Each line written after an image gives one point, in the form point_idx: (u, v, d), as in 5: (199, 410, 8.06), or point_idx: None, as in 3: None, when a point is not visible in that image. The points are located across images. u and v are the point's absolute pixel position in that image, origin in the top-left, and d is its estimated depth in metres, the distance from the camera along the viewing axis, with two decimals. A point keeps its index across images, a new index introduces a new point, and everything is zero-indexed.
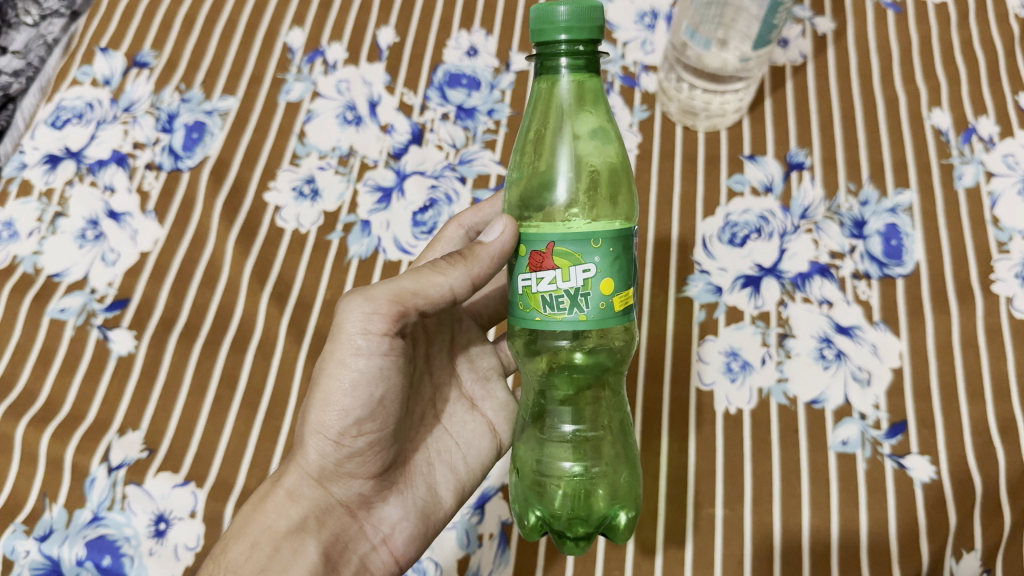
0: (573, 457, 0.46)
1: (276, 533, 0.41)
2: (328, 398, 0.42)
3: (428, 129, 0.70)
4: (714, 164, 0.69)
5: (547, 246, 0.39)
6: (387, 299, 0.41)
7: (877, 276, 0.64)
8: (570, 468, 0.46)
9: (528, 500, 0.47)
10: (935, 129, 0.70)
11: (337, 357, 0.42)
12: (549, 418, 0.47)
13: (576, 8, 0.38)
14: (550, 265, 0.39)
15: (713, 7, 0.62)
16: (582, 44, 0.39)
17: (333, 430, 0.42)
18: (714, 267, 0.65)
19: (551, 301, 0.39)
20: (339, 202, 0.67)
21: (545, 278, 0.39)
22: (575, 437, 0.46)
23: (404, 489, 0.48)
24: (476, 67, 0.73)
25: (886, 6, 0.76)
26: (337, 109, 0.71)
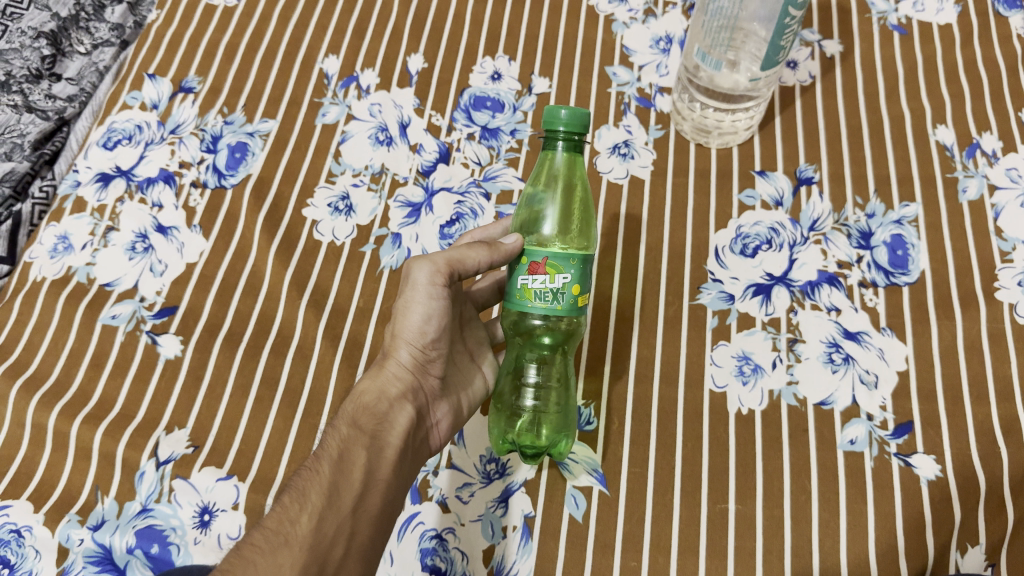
0: (534, 398, 0.60)
1: (388, 396, 0.53)
2: (412, 316, 0.55)
3: (455, 148, 0.75)
4: (726, 179, 0.73)
5: (542, 258, 0.51)
6: (444, 262, 0.54)
7: (884, 285, 0.67)
8: (529, 405, 0.60)
9: (501, 426, 0.61)
10: (940, 144, 0.73)
11: (413, 299, 0.55)
12: (523, 370, 0.60)
13: (574, 111, 0.51)
14: (543, 271, 0.51)
15: (725, 31, 0.65)
16: (576, 134, 0.53)
17: (416, 341, 0.56)
18: (726, 276, 0.68)
19: (537, 296, 0.52)
20: (372, 216, 0.71)
21: (539, 279, 0.51)
22: (539, 385, 0.60)
23: (451, 398, 0.60)
24: (500, 91, 0.78)
25: (892, 28, 0.81)
26: (370, 130, 0.75)
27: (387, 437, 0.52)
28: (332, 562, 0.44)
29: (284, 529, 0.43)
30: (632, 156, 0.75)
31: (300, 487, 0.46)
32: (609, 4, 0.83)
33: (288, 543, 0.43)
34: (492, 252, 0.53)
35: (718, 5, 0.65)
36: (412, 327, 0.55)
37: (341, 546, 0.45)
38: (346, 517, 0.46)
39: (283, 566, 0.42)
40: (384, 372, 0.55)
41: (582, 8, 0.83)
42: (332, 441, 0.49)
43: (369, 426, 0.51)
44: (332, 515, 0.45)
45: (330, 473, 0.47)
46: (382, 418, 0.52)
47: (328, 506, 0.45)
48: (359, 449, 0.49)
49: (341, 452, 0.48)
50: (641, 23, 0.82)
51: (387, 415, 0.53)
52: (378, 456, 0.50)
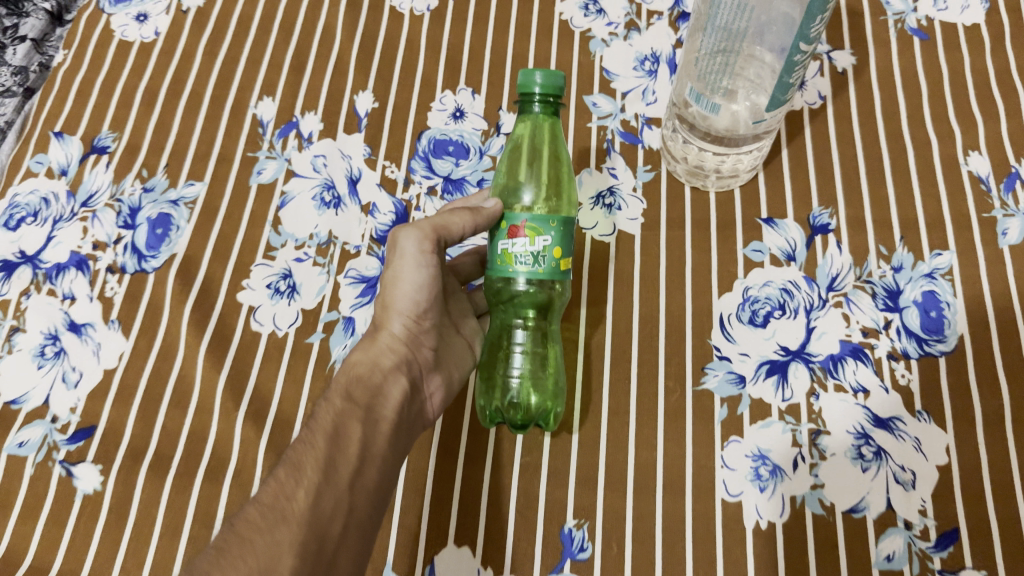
0: (520, 367, 0.55)
1: (381, 365, 0.50)
2: (402, 286, 0.52)
3: (414, 206, 0.65)
4: (729, 230, 0.63)
5: (520, 221, 0.49)
6: (430, 230, 0.52)
7: (918, 356, 0.58)
8: (516, 374, 0.55)
9: (489, 395, 0.56)
10: (973, 175, 0.64)
11: (401, 268, 0.52)
12: (509, 336, 0.55)
13: (549, 73, 0.50)
14: (522, 234, 0.49)
15: (721, 56, 0.55)
16: (552, 96, 0.51)
17: (410, 309, 0.52)
18: (735, 353, 0.58)
19: (518, 260, 0.49)
20: (319, 298, 0.60)
21: (519, 243, 0.49)
22: (525, 350, 0.55)
23: (448, 372, 0.55)
24: (463, 131, 0.68)
25: (911, 32, 0.70)
26: (314, 189, 0.65)
27: (381, 410, 0.48)
28: (331, 539, 0.42)
29: (280, 506, 0.41)
30: (619, 207, 0.65)
31: (294, 460, 0.43)
32: (585, 17, 0.72)
33: (285, 519, 0.40)
34: (473, 217, 0.51)
35: (712, 30, 0.55)
36: (406, 294, 0.52)
37: (340, 521, 0.42)
38: (343, 492, 0.43)
39: (281, 546, 0.39)
40: (376, 343, 0.51)
41: (554, 24, 0.72)
42: (324, 414, 0.46)
43: (362, 399, 0.47)
44: (329, 490, 0.42)
45: (324, 447, 0.44)
46: (376, 391, 0.48)
47: (325, 481, 0.42)
48: (354, 423, 0.46)
49: (335, 425, 0.45)
50: (622, 40, 0.71)
51: (381, 388, 0.49)
52: (374, 430, 0.46)
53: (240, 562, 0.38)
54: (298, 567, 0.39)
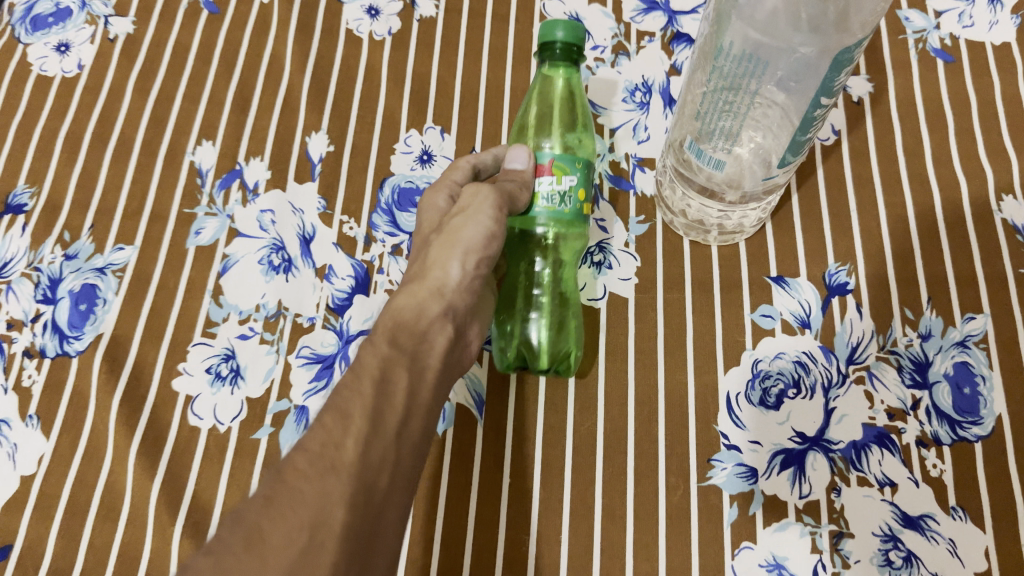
0: (540, 311, 0.54)
1: (435, 302, 0.42)
2: (467, 230, 0.45)
3: (376, 268, 0.56)
4: (734, 291, 0.56)
5: (547, 160, 0.49)
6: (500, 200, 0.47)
7: (950, 442, 0.51)
8: (536, 319, 0.54)
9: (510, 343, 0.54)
10: (1008, 224, 0.56)
11: (472, 217, 0.46)
12: (530, 283, 0.54)
13: (570, 27, 0.50)
14: (548, 173, 0.49)
15: (728, 95, 0.47)
16: (573, 46, 0.51)
17: (473, 245, 0.45)
18: (744, 442, 0.51)
19: (542, 199, 0.49)
20: (267, 383, 0.52)
21: (545, 182, 0.49)
22: (546, 297, 0.54)
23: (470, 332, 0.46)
24: (431, 178, 0.60)
25: (933, 53, 0.63)
26: (261, 251, 0.57)
27: (427, 357, 0.41)
28: (378, 494, 0.34)
29: (328, 456, 0.33)
30: (609, 265, 0.57)
31: (339, 406, 0.35)
32: None
33: (334, 468, 0.33)
34: (523, 179, 0.49)
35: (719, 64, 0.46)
36: (472, 235, 0.45)
37: (388, 475, 0.35)
38: (390, 444, 0.35)
39: (331, 497, 0.32)
40: (429, 283, 0.43)
41: (532, 48, 0.64)
42: (369, 357, 0.38)
43: (409, 345, 0.40)
44: (379, 441, 0.35)
45: (372, 390, 0.37)
46: (422, 333, 0.41)
47: (374, 431, 0.35)
48: (401, 370, 0.38)
49: (382, 370, 0.38)
50: (610, 67, 0.63)
51: (428, 330, 0.41)
52: (420, 381, 0.39)
53: (287, 516, 0.31)
54: (350, 524, 0.32)
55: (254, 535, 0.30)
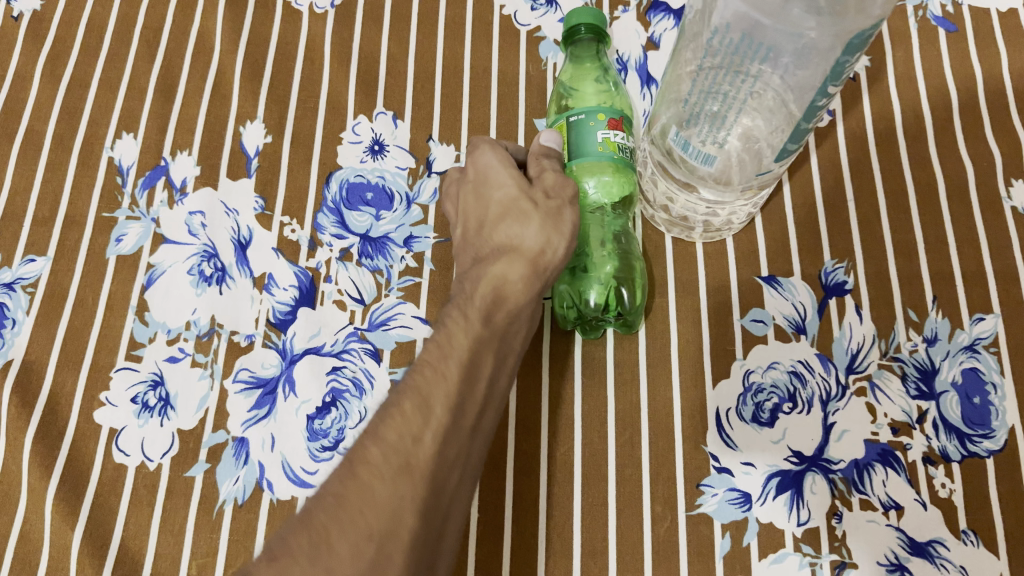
0: (610, 262, 0.49)
1: (536, 283, 0.42)
2: (560, 214, 0.44)
3: (323, 276, 0.50)
4: (722, 294, 0.50)
5: (617, 116, 0.47)
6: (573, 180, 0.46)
7: (960, 458, 0.46)
8: (609, 271, 0.49)
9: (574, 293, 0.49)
10: (1018, 212, 0.52)
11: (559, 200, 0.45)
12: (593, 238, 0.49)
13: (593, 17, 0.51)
14: (620, 127, 0.47)
15: (721, 74, 0.41)
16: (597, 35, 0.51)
17: (573, 234, 0.44)
18: (737, 464, 0.46)
19: (621, 150, 0.47)
20: (201, 413, 0.47)
21: (618, 134, 0.47)
22: (614, 250, 0.50)
23: None
24: (384, 171, 0.53)
25: (934, 21, 0.57)
26: (191, 259, 0.50)
27: (512, 340, 0.41)
28: (447, 492, 0.34)
29: (405, 447, 0.33)
30: None
31: (420, 389, 0.35)
32: (532, 12, 0.57)
33: (411, 467, 0.33)
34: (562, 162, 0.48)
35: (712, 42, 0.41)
36: (570, 217, 0.44)
37: (458, 472, 0.35)
38: (466, 438, 0.36)
39: (404, 500, 0.32)
40: (530, 265, 0.42)
41: (492, 20, 0.58)
42: (460, 335, 0.38)
43: (499, 327, 0.40)
44: (456, 435, 0.35)
45: (458, 377, 0.36)
46: (515, 315, 0.41)
47: (453, 424, 0.35)
48: (488, 354, 0.38)
49: (471, 353, 0.37)
50: None
51: (522, 312, 0.41)
52: (501, 364, 0.39)
53: (360, 520, 0.31)
54: (420, 531, 0.32)
55: (322, 541, 0.31)
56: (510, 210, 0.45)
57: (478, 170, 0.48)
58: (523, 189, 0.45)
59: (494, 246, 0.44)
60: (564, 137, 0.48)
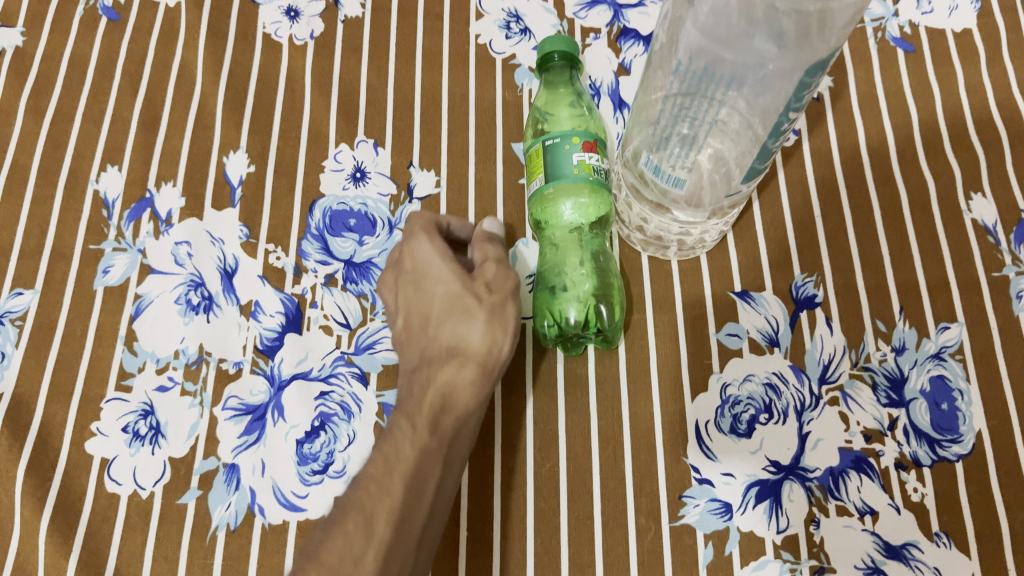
0: (587, 278, 0.50)
1: (485, 387, 0.44)
2: (504, 312, 0.46)
3: (309, 302, 0.51)
4: (698, 310, 0.52)
5: (591, 139, 0.49)
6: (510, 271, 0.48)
7: (930, 463, 0.48)
8: (586, 287, 0.50)
9: (553, 309, 0.50)
10: (978, 224, 0.54)
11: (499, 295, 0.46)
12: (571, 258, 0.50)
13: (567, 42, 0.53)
14: (594, 151, 0.49)
15: (691, 101, 0.43)
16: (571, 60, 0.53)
17: (517, 331, 0.46)
18: (717, 474, 0.48)
19: (596, 172, 0.48)
20: (191, 440, 0.47)
21: (593, 157, 0.48)
22: (591, 267, 0.50)
23: None
24: (366, 198, 0.54)
25: (893, 42, 0.60)
26: (178, 289, 0.51)
27: (461, 445, 0.43)
28: None
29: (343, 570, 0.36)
30: None
31: (361, 508, 0.38)
32: (507, 40, 0.59)
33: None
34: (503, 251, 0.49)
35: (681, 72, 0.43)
36: (511, 311, 0.46)
37: None
38: (410, 552, 0.38)
39: None
40: (478, 369, 0.44)
41: (468, 49, 0.59)
42: (406, 448, 0.41)
43: (448, 433, 0.42)
44: (399, 551, 0.38)
45: (401, 493, 0.39)
46: (463, 420, 0.43)
47: (395, 539, 0.38)
48: (434, 463, 0.41)
49: (416, 465, 0.40)
50: None
51: (469, 417, 0.44)
52: (450, 470, 0.42)
53: None
54: None
55: None
56: (454, 307, 0.46)
57: (415, 262, 0.48)
58: (465, 284, 0.46)
59: (442, 349, 0.45)
60: (540, 162, 0.49)
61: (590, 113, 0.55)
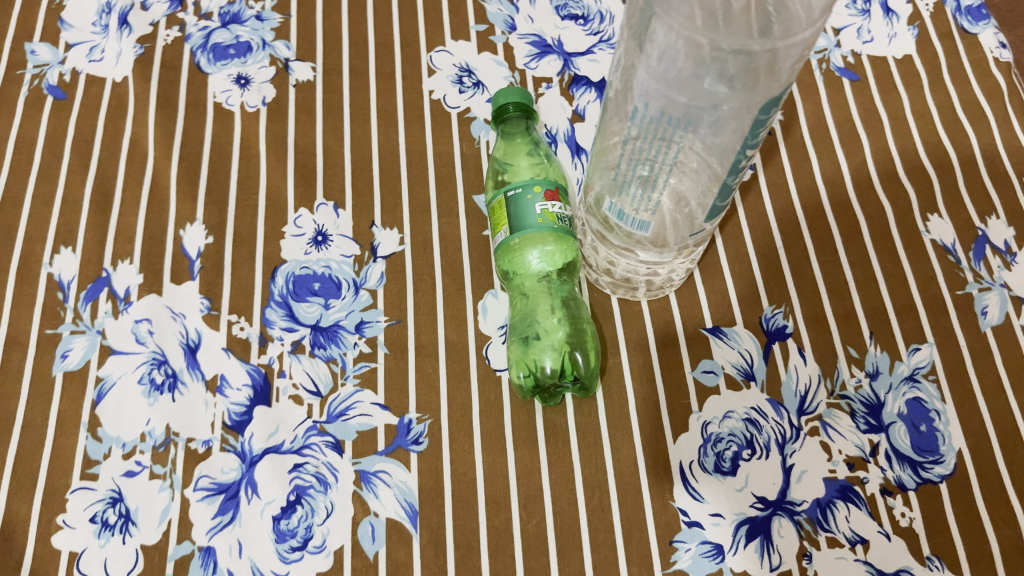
0: (559, 327, 0.50)
1: None
2: None
3: (277, 372, 0.50)
4: (672, 349, 0.52)
5: (553, 189, 0.49)
6: None
7: (915, 485, 0.48)
8: (559, 335, 0.49)
9: (527, 360, 0.49)
10: (938, 244, 0.55)
11: None
12: (541, 310, 0.50)
13: (521, 92, 0.53)
14: (556, 200, 0.49)
15: (647, 145, 0.43)
16: (525, 110, 0.53)
17: None
18: (705, 515, 0.47)
19: (559, 220, 0.48)
20: (163, 525, 0.46)
21: (555, 206, 0.48)
22: (562, 316, 0.50)
23: None
24: (330, 261, 0.54)
25: (838, 72, 0.61)
26: (140, 369, 0.50)
27: None
28: None
29: None
30: None
31: None
32: (461, 94, 0.60)
33: None
34: None
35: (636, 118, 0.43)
36: None
37: None
38: None
39: None
40: None
41: (423, 106, 0.59)
42: None
43: None
44: None
45: None
46: None
47: None
48: None
49: None
50: None
51: None
52: None
53: None
54: None
55: None
56: None
57: None
58: None
59: None
60: (504, 213, 0.49)
61: (549, 160, 0.55)
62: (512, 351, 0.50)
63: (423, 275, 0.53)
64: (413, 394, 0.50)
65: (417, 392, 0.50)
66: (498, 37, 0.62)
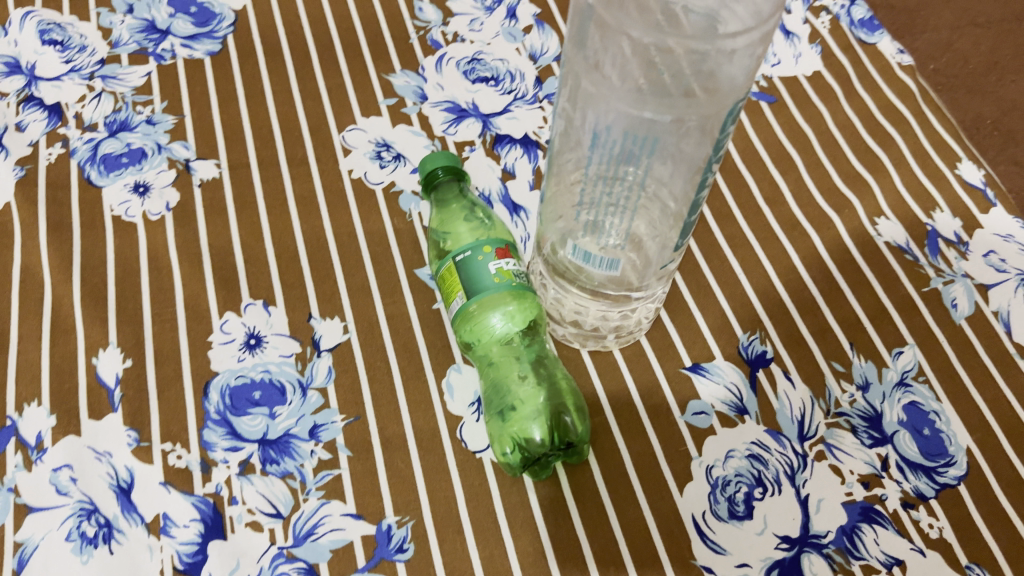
0: (539, 393, 0.46)
1: None
2: None
3: (228, 498, 0.44)
4: (656, 395, 0.48)
5: (502, 247, 0.45)
6: None
7: (935, 493, 0.45)
8: (540, 402, 0.45)
9: (511, 435, 0.45)
10: (893, 246, 0.54)
11: None
12: (513, 378, 0.46)
13: (447, 156, 0.50)
14: (508, 257, 0.45)
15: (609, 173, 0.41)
16: (453, 173, 0.50)
17: None
18: (732, 568, 0.43)
19: (517, 277, 0.45)
20: None
21: (509, 263, 0.45)
22: (538, 382, 0.46)
23: None
24: (269, 363, 0.48)
25: (755, 96, 0.61)
26: (66, 523, 0.42)
27: None
28: None
29: None
30: None
31: None
32: (382, 169, 0.56)
33: None
34: None
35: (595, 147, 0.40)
36: None
37: None
38: None
39: None
40: None
41: (343, 188, 0.56)
42: None
43: None
44: None
45: None
46: None
47: None
48: None
49: None
50: None
51: None
52: None
53: None
54: None
55: None
56: None
57: None
58: None
59: None
60: (456, 280, 0.45)
61: (488, 219, 0.51)
62: (492, 428, 0.46)
63: (376, 363, 0.49)
64: (387, 496, 0.44)
65: (391, 493, 0.44)
66: (410, 109, 0.60)
